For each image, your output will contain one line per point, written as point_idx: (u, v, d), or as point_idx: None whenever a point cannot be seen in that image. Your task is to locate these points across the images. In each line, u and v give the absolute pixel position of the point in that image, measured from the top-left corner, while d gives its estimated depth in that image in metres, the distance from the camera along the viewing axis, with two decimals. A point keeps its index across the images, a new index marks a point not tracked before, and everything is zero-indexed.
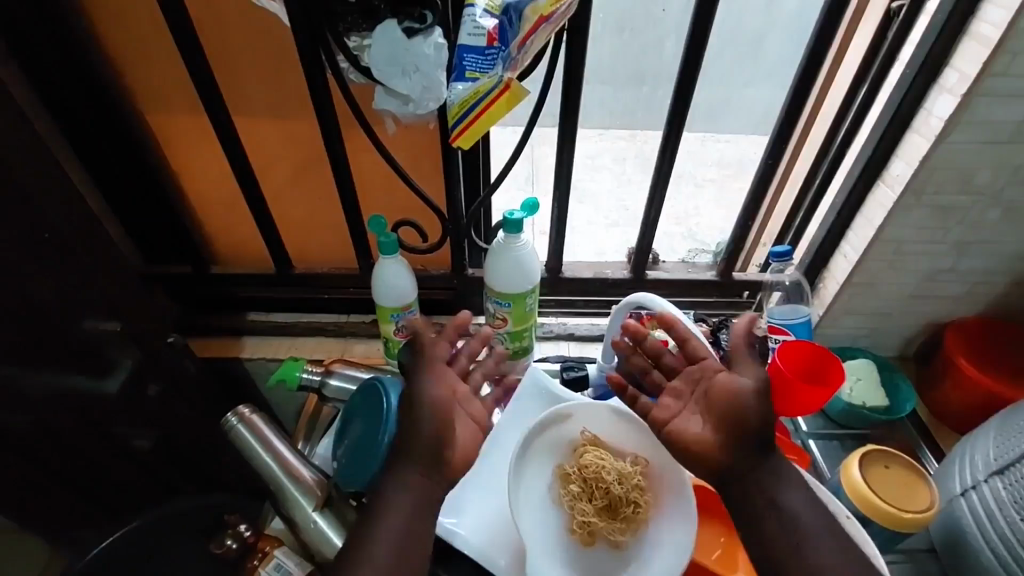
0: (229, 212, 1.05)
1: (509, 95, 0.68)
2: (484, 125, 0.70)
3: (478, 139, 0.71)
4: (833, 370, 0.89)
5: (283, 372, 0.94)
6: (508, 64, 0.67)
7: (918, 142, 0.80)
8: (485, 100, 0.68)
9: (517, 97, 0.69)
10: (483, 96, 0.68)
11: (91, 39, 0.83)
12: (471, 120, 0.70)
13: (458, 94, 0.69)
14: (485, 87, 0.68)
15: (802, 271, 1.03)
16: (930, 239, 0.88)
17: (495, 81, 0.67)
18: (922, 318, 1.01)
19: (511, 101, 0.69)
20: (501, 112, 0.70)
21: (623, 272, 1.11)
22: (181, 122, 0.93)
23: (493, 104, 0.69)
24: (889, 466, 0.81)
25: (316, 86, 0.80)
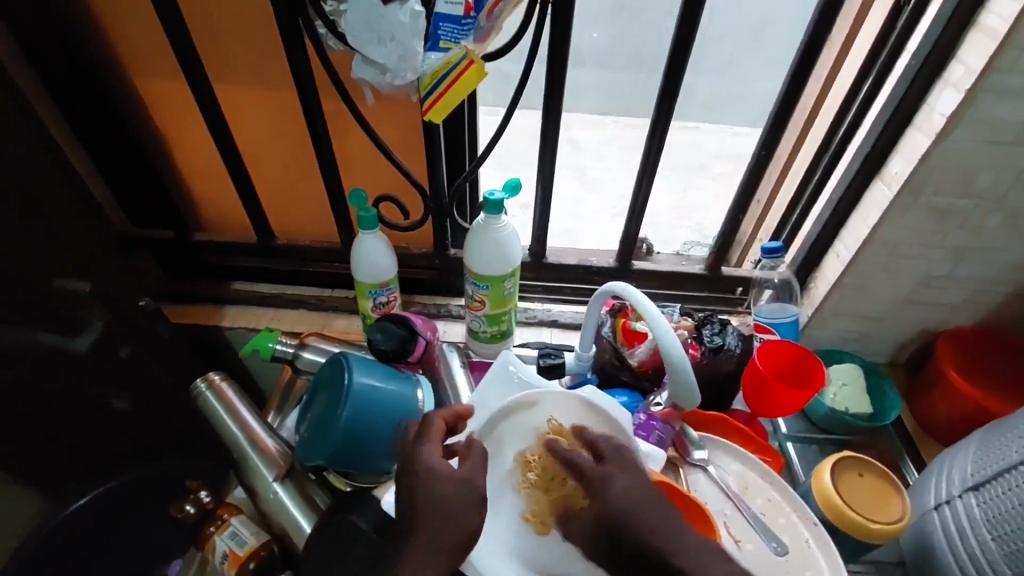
0: (212, 179, 1.04)
1: (475, 71, 0.67)
2: (454, 99, 0.70)
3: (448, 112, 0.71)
4: (815, 373, 0.86)
5: (256, 343, 0.93)
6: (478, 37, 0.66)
7: (918, 139, 0.75)
8: (455, 72, 0.68)
9: (483, 74, 0.68)
10: (452, 68, 0.68)
11: None
12: (440, 93, 0.70)
13: (429, 64, 0.68)
14: (455, 58, 0.67)
15: (794, 270, 0.99)
16: (927, 243, 0.84)
17: (464, 53, 0.67)
18: (915, 325, 0.97)
19: (478, 76, 0.68)
20: (470, 86, 0.69)
21: (608, 261, 1.08)
22: (161, 82, 0.91)
23: (462, 76, 0.68)
24: (863, 474, 0.78)
25: (293, 51, 0.77)
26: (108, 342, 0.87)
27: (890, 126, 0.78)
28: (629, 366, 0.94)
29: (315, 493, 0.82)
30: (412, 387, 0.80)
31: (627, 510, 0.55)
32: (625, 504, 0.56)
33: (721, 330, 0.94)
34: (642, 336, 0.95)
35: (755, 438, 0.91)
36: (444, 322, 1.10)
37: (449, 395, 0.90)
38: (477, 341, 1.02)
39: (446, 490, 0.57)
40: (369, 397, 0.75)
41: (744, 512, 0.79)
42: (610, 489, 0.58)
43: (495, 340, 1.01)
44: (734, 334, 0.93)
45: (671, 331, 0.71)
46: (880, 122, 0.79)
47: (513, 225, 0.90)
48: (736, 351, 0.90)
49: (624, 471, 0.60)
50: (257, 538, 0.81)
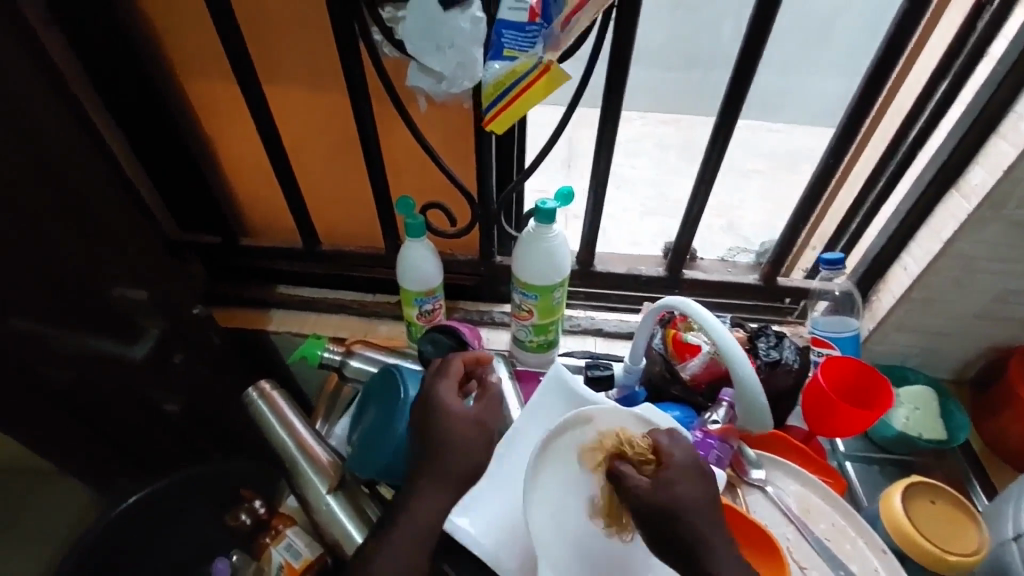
0: (260, 186, 1.04)
1: (547, 79, 0.66)
2: (519, 108, 0.69)
3: (514, 122, 0.70)
4: (881, 392, 0.82)
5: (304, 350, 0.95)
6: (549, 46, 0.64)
7: (1003, 148, 0.71)
8: (524, 82, 0.67)
9: (556, 82, 0.66)
10: (521, 78, 0.67)
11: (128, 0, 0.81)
12: (506, 103, 0.69)
13: (495, 74, 0.67)
14: (524, 66, 0.66)
15: (855, 281, 0.95)
16: (1005, 258, 0.80)
17: (534, 63, 0.66)
18: (986, 341, 0.92)
19: (550, 85, 0.67)
20: (539, 96, 0.68)
21: (657, 269, 1.06)
22: (213, 91, 0.91)
23: (530, 86, 0.67)
24: (935, 500, 0.75)
25: (347, 60, 0.76)
26: (164, 347, 0.88)
27: (972, 133, 0.74)
28: (681, 380, 0.92)
29: (367, 506, 0.82)
30: None
31: (683, 517, 0.60)
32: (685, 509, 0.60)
33: (778, 342, 0.91)
34: (695, 348, 0.92)
35: (815, 458, 0.87)
36: (487, 329, 1.09)
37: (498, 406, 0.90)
38: (523, 350, 1.00)
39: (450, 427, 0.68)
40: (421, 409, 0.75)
41: (806, 536, 0.77)
42: (675, 491, 0.60)
43: (541, 348, 0.99)
44: (791, 347, 0.90)
45: (747, 364, 0.72)
46: (960, 129, 0.75)
47: (564, 234, 0.88)
48: (793, 366, 0.88)
49: (685, 477, 0.61)
50: (311, 550, 0.82)
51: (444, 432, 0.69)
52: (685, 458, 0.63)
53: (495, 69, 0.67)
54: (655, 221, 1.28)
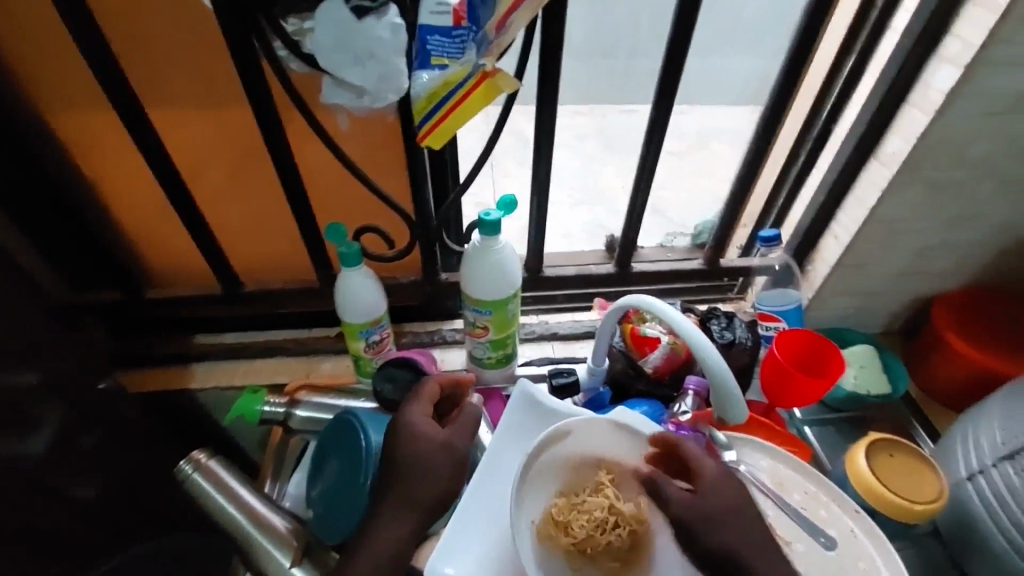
0: (161, 229, 0.91)
1: (486, 87, 0.61)
2: (455, 122, 0.64)
3: (452, 135, 0.65)
4: (832, 359, 0.86)
5: (239, 408, 0.86)
6: (484, 52, 0.60)
7: (916, 117, 0.76)
8: (460, 93, 0.62)
9: (494, 92, 0.62)
10: (456, 89, 0.62)
11: None
12: (442, 116, 0.64)
13: (427, 86, 0.62)
14: (458, 76, 0.61)
15: (791, 254, 0.98)
16: (923, 217, 0.86)
17: (470, 72, 0.61)
18: (910, 294, 0.99)
19: (488, 94, 0.62)
20: (477, 107, 0.63)
21: (606, 267, 1.05)
22: (89, 127, 0.78)
23: (467, 96, 0.62)
24: (893, 454, 0.78)
25: (252, 78, 0.68)
26: (67, 437, 0.72)
27: (885, 104, 0.78)
28: (645, 374, 0.91)
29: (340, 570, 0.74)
30: None
31: (732, 523, 0.58)
32: (728, 515, 0.59)
33: (729, 323, 0.94)
34: (653, 341, 0.91)
35: (779, 429, 0.90)
36: (438, 350, 1.03)
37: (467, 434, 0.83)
38: (480, 367, 0.95)
39: (421, 452, 0.63)
40: None
41: (786, 511, 0.78)
42: (711, 497, 0.59)
43: (499, 364, 0.94)
44: (741, 325, 0.94)
45: (711, 345, 0.69)
46: (874, 101, 0.79)
47: (512, 244, 0.84)
48: (747, 344, 0.92)
49: (721, 482, 0.61)
50: None
51: (409, 456, 0.64)
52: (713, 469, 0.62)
53: (426, 80, 0.61)
54: (586, 210, 1.28)
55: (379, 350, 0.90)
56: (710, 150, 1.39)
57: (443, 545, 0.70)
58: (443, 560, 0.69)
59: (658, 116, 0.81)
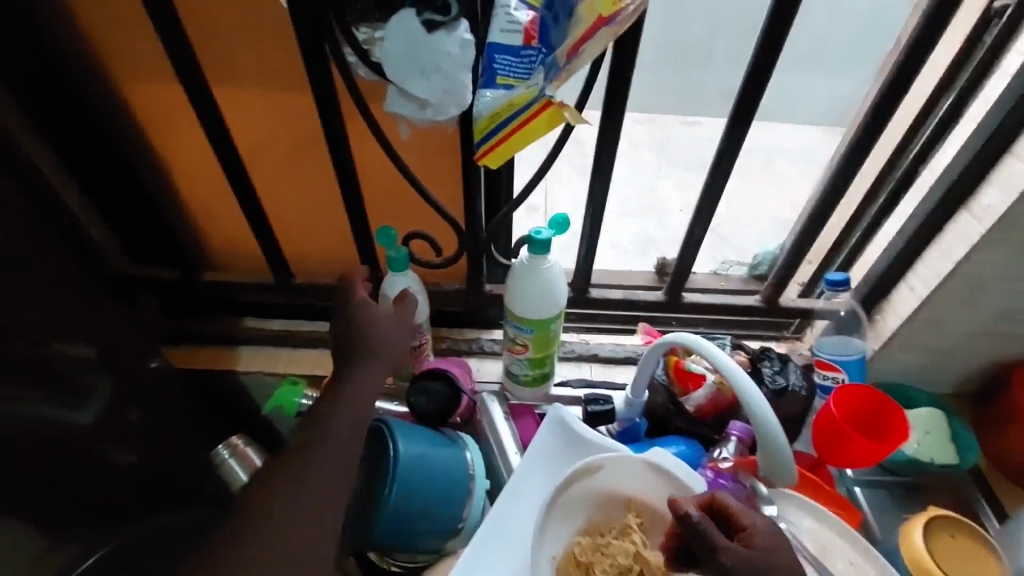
0: (222, 213, 0.95)
1: (550, 113, 0.59)
2: (512, 146, 0.62)
3: (509, 157, 0.63)
4: (894, 421, 0.79)
5: (278, 398, 0.88)
6: (553, 77, 0.58)
7: (1019, 168, 0.69)
8: (523, 116, 0.60)
9: (558, 118, 0.60)
10: (519, 111, 0.60)
11: (68, 19, 0.72)
12: (502, 138, 0.62)
13: (490, 105, 0.60)
14: (524, 99, 0.59)
15: (859, 300, 0.91)
16: (1016, 277, 0.78)
17: (536, 96, 0.59)
18: (989, 357, 0.90)
19: (551, 120, 0.60)
20: (537, 134, 0.60)
21: (656, 294, 1.01)
22: (170, 114, 0.82)
23: (530, 121, 0.60)
24: (955, 535, 0.72)
25: (321, 81, 0.69)
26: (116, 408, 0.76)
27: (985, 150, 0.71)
28: (685, 412, 0.87)
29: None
30: (460, 450, 0.73)
31: None
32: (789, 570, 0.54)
33: (782, 367, 0.89)
34: (698, 379, 0.87)
35: (826, 488, 0.83)
36: (476, 360, 1.02)
37: (496, 456, 0.81)
38: (517, 385, 0.93)
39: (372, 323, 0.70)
40: (416, 469, 0.68)
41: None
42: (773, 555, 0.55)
43: (535, 382, 0.92)
44: (796, 371, 0.88)
45: (758, 391, 0.65)
46: (972, 146, 0.72)
47: (559, 264, 0.82)
48: (801, 392, 0.87)
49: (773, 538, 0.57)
50: None
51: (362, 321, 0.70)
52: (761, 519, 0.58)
53: (491, 99, 0.60)
54: (635, 222, 1.24)
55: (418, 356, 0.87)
56: (775, 172, 1.32)
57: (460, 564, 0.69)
58: None
59: (727, 143, 0.77)
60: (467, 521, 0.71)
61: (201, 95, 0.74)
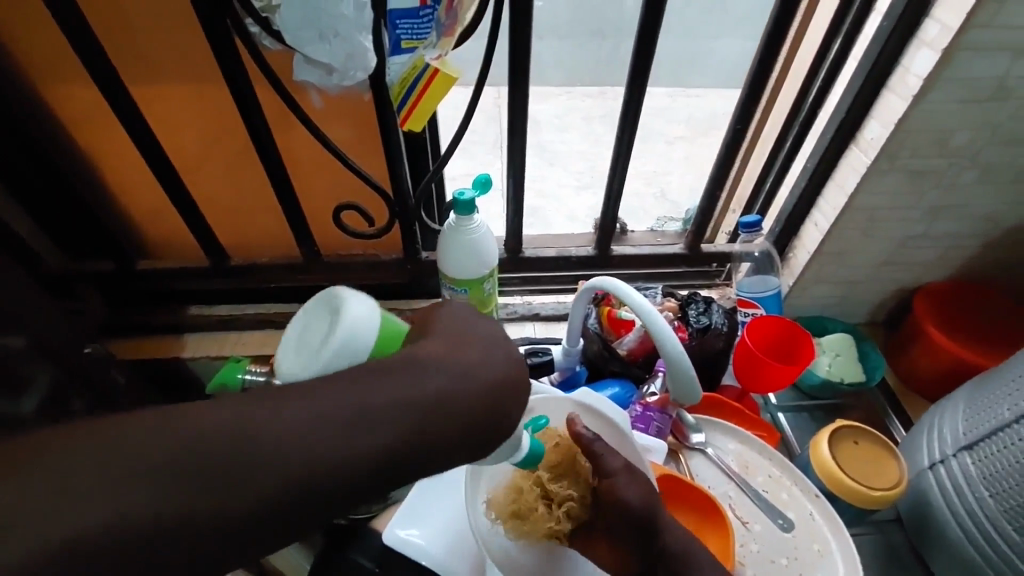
0: (149, 200, 0.94)
1: (441, 78, 0.65)
2: (427, 105, 0.68)
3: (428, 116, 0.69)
4: (803, 346, 0.86)
5: (382, 346, 0.45)
6: (440, 35, 0.63)
7: (894, 102, 0.74)
8: (423, 78, 0.66)
9: (450, 79, 0.65)
10: (420, 74, 0.66)
11: None
12: (415, 100, 0.68)
13: (398, 71, 0.66)
14: (423, 60, 0.64)
15: (772, 241, 0.98)
16: (903, 205, 0.84)
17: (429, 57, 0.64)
18: (893, 284, 0.98)
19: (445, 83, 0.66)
20: (440, 94, 0.67)
21: (587, 249, 1.05)
22: (77, 100, 0.80)
23: (430, 84, 0.66)
24: (858, 441, 0.79)
25: (226, 55, 0.69)
26: (57, 395, 0.76)
27: (864, 89, 0.76)
28: (619, 356, 0.92)
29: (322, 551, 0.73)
30: None
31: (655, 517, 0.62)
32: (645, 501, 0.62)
33: (706, 308, 0.94)
34: (629, 324, 0.92)
35: (748, 414, 0.90)
36: None
37: None
38: None
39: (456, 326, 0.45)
40: None
41: (746, 491, 0.80)
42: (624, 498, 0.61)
43: None
44: (719, 311, 0.94)
45: (673, 336, 0.70)
46: (854, 84, 0.77)
47: (486, 224, 0.85)
48: (722, 330, 0.92)
49: (628, 476, 0.62)
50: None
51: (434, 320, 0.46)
52: (619, 464, 0.63)
53: (397, 65, 0.65)
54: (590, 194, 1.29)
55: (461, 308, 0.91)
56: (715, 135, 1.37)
57: (405, 509, 0.73)
58: (405, 525, 0.72)
59: (635, 95, 0.80)
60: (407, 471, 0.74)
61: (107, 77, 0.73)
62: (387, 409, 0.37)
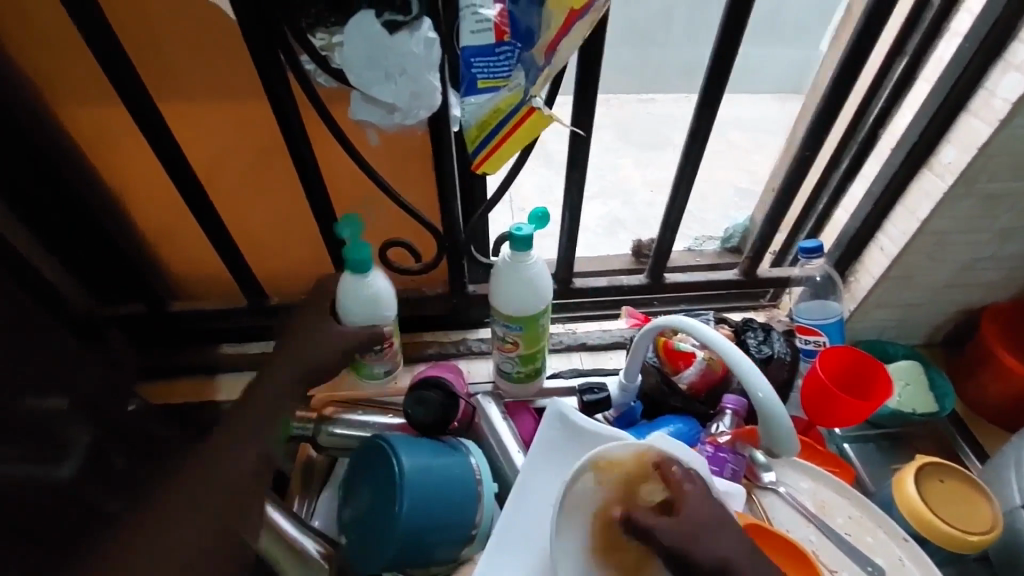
0: (185, 236, 0.90)
1: (534, 120, 0.58)
2: (511, 147, 0.61)
3: (507, 161, 0.62)
4: (878, 376, 0.82)
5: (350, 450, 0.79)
6: (535, 77, 0.56)
7: (975, 126, 0.71)
8: (508, 123, 0.59)
9: (544, 120, 0.58)
10: (507, 116, 0.58)
11: None
12: (499, 141, 0.60)
13: (477, 112, 0.59)
14: (509, 102, 0.58)
15: (832, 263, 0.94)
16: (975, 230, 0.81)
17: (522, 98, 0.57)
18: (955, 306, 0.95)
19: (537, 127, 0.58)
20: (529, 135, 0.60)
21: (639, 277, 1.01)
22: (116, 139, 0.77)
23: (516, 128, 0.59)
24: (944, 479, 0.75)
25: (279, 95, 0.65)
26: None
27: (940, 113, 0.73)
28: (679, 390, 0.88)
29: None
30: (465, 457, 0.71)
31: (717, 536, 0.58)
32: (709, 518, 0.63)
33: (766, 337, 0.91)
34: (688, 356, 0.89)
35: (818, 448, 0.87)
36: (465, 361, 1.01)
37: (499, 455, 0.79)
38: (510, 382, 0.92)
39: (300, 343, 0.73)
40: (420, 482, 0.66)
41: (829, 536, 0.76)
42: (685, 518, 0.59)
43: (529, 378, 0.92)
44: (780, 339, 0.91)
45: (757, 371, 0.65)
46: (928, 107, 0.74)
47: (542, 258, 0.82)
48: (786, 359, 0.89)
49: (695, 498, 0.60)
50: None
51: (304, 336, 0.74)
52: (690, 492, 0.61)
53: (476, 106, 0.59)
54: (600, 203, 1.24)
55: (512, 343, 0.87)
56: (728, 141, 1.37)
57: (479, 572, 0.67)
58: None
59: (699, 124, 0.75)
60: (480, 527, 0.69)
61: (150, 115, 0.70)
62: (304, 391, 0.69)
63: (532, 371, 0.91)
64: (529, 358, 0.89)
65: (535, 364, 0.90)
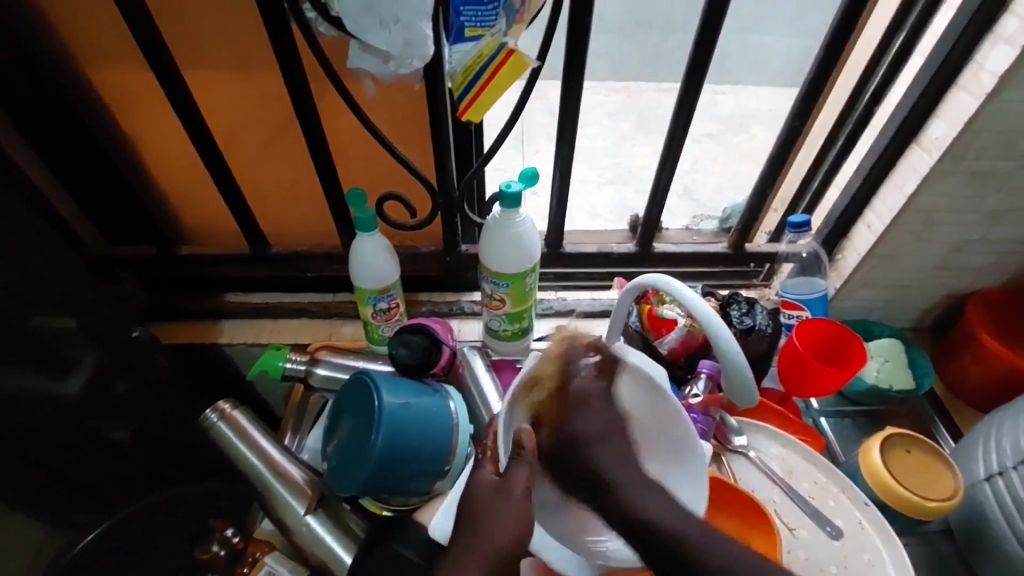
0: (192, 186, 0.94)
1: (513, 62, 0.63)
2: (491, 92, 0.66)
3: (487, 110, 0.68)
4: (853, 351, 0.85)
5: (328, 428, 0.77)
6: (512, 20, 0.62)
7: (963, 100, 0.72)
8: (487, 70, 0.64)
9: (522, 63, 0.64)
10: (488, 61, 0.64)
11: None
12: (478, 89, 0.66)
13: (462, 59, 0.64)
14: (490, 48, 0.63)
15: (820, 242, 0.95)
16: (963, 208, 0.82)
17: (499, 44, 0.63)
18: (944, 290, 0.95)
19: (516, 68, 0.63)
20: (505, 82, 0.65)
21: (628, 245, 1.03)
22: (127, 87, 0.81)
23: (497, 71, 0.64)
24: (910, 450, 0.77)
25: (282, 42, 0.68)
26: (101, 379, 0.77)
27: (930, 87, 0.74)
28: (660, 355, 0.89)
29: (363, 535, 0.77)
30: (443, 399, 0.75)
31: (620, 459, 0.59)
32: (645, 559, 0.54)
33: (750, 309, 0.90)
34: (670, 323, 0.89)
35: (792, 419, 0.89)
36: (457, 320, 1.04)
37: (478, 403, 0.84)
38: (497, 340, 0.96)
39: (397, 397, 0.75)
40: (401, 417, 0.70)
41: (793, 496, 0.78)
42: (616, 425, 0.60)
43: (515, 337, 0.95)
44: (763, 312, 0.90)
45: (728, 332, 0.67)
46: (919, 82, 0.75)
47: (530, 219, 0.84)
48: (767, 331, 0.88)
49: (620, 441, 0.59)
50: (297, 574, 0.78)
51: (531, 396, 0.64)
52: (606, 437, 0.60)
53: (462, 53, 0.64)
54: (613, 190, 1.22)
55: (501, 302, 0.90)
56: (749, 135, 1.30)
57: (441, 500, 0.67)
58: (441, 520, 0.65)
59: (688, 91, 0.79)
60: (453, 465, 0.74)
61: None
62: (342, 412, 0.75)
63: (525, 329, 0.94)
64: (519, 315, 0.92)
65: (525, 322, 0.93)
